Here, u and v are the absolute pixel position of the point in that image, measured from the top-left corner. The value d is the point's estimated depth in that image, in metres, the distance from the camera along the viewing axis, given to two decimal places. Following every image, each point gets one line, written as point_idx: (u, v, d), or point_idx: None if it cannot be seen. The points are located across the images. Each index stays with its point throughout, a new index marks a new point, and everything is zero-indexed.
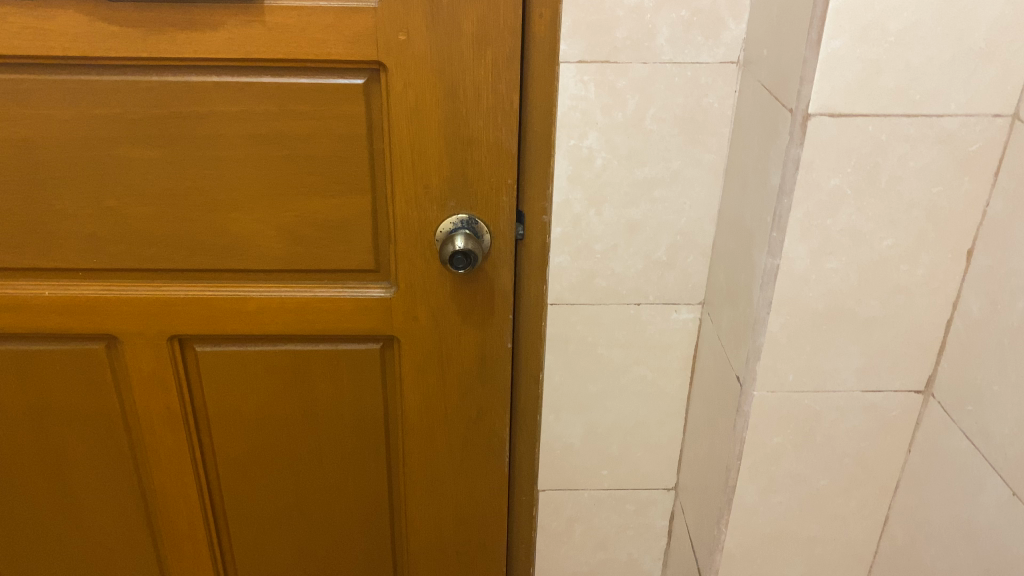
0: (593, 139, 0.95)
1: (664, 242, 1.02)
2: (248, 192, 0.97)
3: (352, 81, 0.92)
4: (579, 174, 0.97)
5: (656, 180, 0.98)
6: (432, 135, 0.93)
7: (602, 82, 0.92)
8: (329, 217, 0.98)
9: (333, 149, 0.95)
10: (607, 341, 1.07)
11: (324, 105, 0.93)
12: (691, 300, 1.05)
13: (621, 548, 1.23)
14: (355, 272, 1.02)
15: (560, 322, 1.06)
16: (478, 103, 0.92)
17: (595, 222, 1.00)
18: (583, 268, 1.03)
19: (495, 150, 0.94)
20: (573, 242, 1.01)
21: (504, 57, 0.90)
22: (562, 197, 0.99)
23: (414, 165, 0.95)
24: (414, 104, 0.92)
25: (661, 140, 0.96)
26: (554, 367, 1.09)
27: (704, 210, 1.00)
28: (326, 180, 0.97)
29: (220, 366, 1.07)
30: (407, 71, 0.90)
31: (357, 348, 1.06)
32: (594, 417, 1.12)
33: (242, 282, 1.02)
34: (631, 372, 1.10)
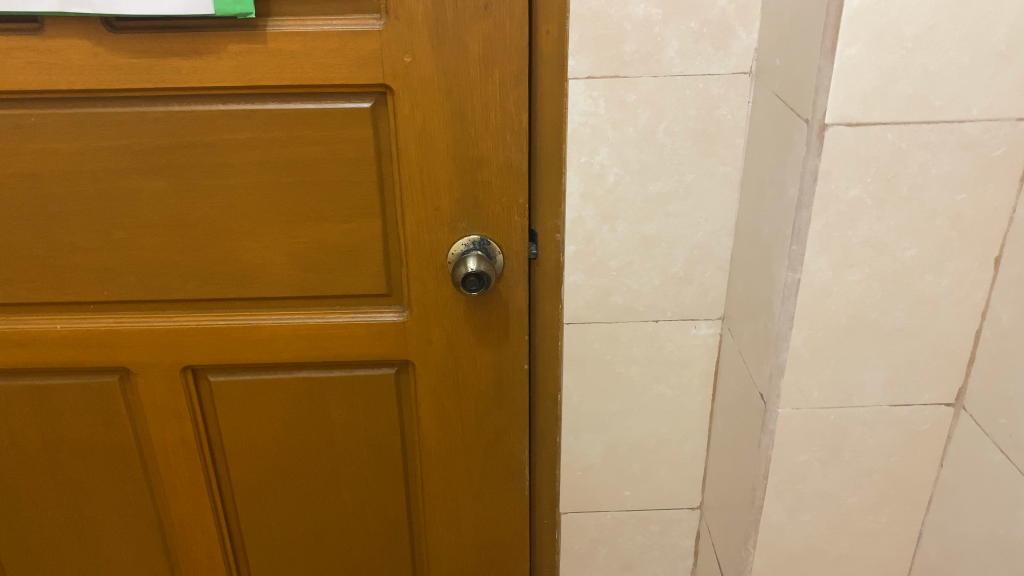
0: (604, 155, 0.94)
1: (681, 257, 1.00)
2: (256, 220, 0.96)
3: (358, 104, 0.91)
4: (591, 191, 0.96)
5: (670, 194, 0.96)
6: (440, 157, 0.92)
7: (612, 97, 0.91)
8: (339, 242, 0.97)
9: (341, 174, 0.94)
10: (625, 359, 1.06)
11: (331, 130, 0.92)
12: (710, 316, 1.03)
13: (646, 569, 1.21)
14: (367, 297, 1.01)
15: (577, 341, 1.04)
16: (486, 122, 0.90)
17: (609, 239, 0.98)
18: (599, 286, 1.01)
19: (504, 169, 0.93)
20: (587, 259, 0.99)
21: (511, 75, 0.88)
22: (574, 215, 0.97)
23: (424, 187, 0.94)
24: (422, 126, 0.90)
25: (674, 154, 0.94)
26: (572, 387, 1.07)
27: (721, 223, 0.98)
28: (335, 205, 0.95)
29: (234, 395, 1.05)
30: (414, 93, 0.89)
31: (372, 374, 1.05)
32: (614, 436, 1.10)
33: (254, 310, 1.01)
34: (651, 390, 1.08)
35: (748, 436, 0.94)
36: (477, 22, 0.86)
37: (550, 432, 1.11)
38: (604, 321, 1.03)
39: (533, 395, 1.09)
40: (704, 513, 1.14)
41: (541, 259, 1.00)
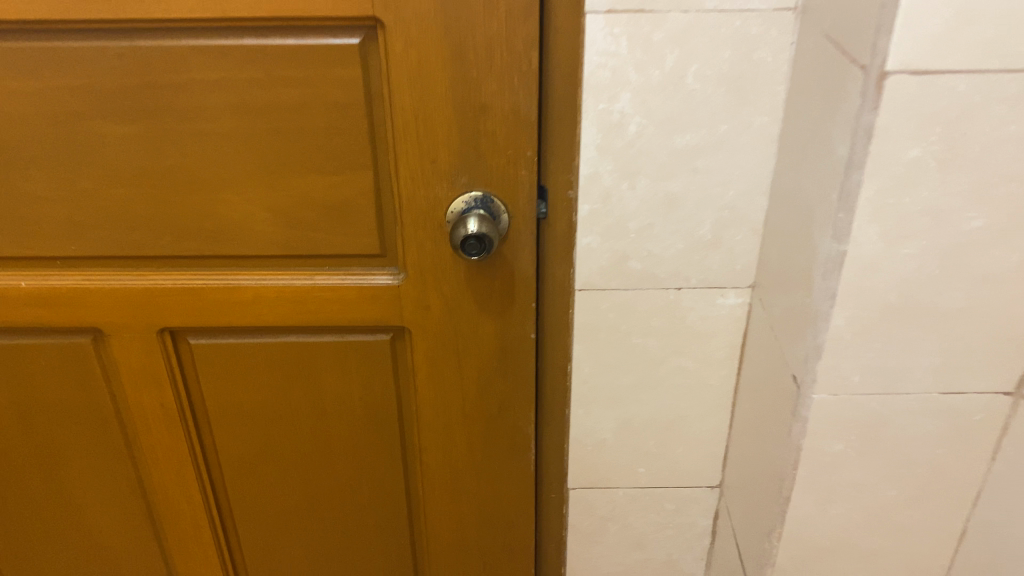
0: (625, 102, 0.82)
1: (708, 219, 0.89)
2: (236, 170, 0.86)
3: (345, 41, 0.80)
4: (609, 143, 0.85)
5: (699, 148, 0.85)
6: (439, 103, 0.81)
7: (635, 35, 0.79)
8: (327, 196, 0.88)
9: (327, 120, 0.83)
10: (643, 329, 0.96)
11: (315, 70, 0.81)
12: (738, 284, 0.93)
13: (660, 548, 1.13)
14: (358, 257, 0.91)
15: (590, 309, 0.94)
16: (491, 63, 0.79)
17: (628, 198, 0.88)
18: (616, 250, 0.91)
19: (511, 118, 0.82)
20: (603, 220, 0.89)
21: (519, 8, 0.77)
22: (589, 170, 0.86)
23: (420, 137, 0.83)
24: (417, 67, 0.80)
25: (705, 103, 0.83)
26: (583, 358, 0.97)
27: (756, 181, 0.87)
28: (321, 155, 0.85)
29: (216, 361, 0.97)
30: (407, 28, 0.78)
31: (365, 340, 0.96)
32: (629, 411, 1.01)
33: (235, 270, 0.92)
34: (670, 362, 0.98)
35: (777, 422, 0.85)
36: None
37: (558, 405, 1.02)
38: (621, 288, 0.93)
39: (541, 365, 1.00)
40: (724, 494, 1.05)
41: (552, 219, 0.90)
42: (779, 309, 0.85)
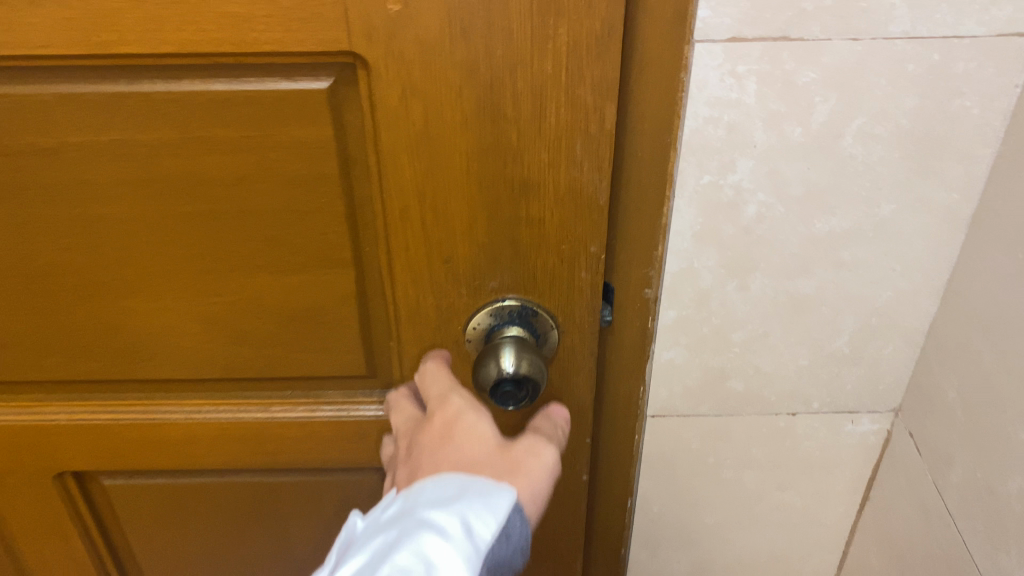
0: (744, 172, 0.53)
1: (850, 328, 0.61)
2: (144, 269, 0.57)
3: (305, 86, 0.49)
4: (713, 228, 0.56)
5: (848, 235, 0.57)
6: (455, 180, 0.51)
7: (771, 75, 0.50)
8: (285, 303, 0.58)
9: (281, 200, 0.54)
10: (738, 462, 0.69)
11: (260, 128, 0.51)
12: (877, 407, 0.66)
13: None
14: (336, 378, 0.63)
15: (667, 440, 0.67)
16: (541, 123, 0.49)
17: (734, 301, 0.60)
18: (711, 367, 0.63)
19: (566, 202, 0.52)
20: (695, 330, 0.61)
21: (591, 41, 0.46)
22: (680, 265, 0.58)
23: (424, 228, 0.54)
24: (421, 131, 0.49)
25: (865, 174, 0.54)
26: (650, 496, 0.71)
27: (925, 278, 0.59)
28: (273, 247, 0.56)
29: (143, 503, 0.70)
30: (406, 72, 0.47)
31: (348, 480, 0.69)
32: (708, 551, 0.75)
33: (156, 399, 0.64)
34: (772, 499, 0.71)
35: None
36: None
37: (611, 546, 0.75)
38: (712, 414, 0.66)
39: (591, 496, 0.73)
40: None
41: (617, 325, 0.61)
42: (957, 476, 0.59)
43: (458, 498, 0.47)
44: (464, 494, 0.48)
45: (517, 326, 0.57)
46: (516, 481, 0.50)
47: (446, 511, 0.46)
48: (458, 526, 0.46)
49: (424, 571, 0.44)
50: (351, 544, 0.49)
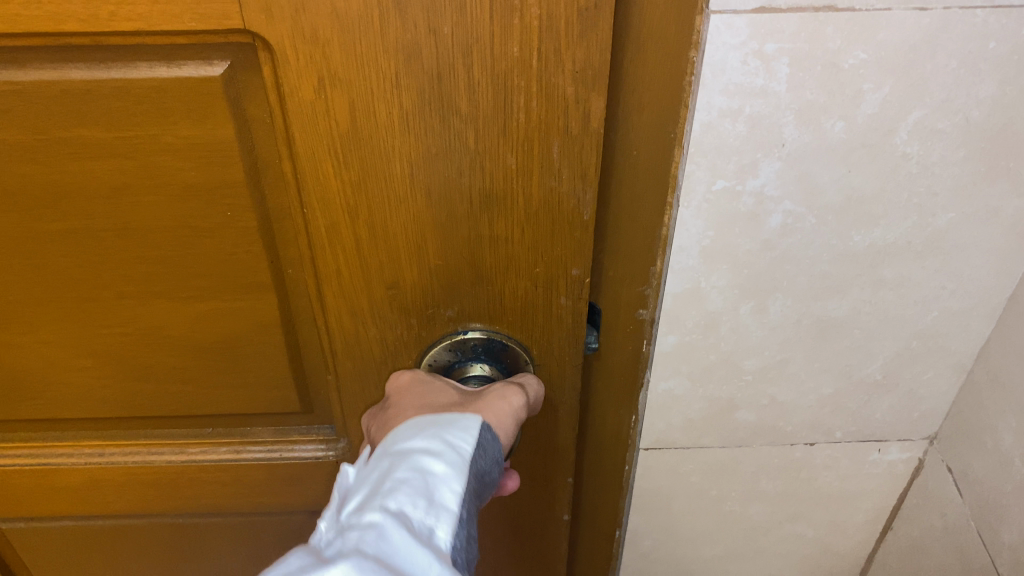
0: (767, 175, 0.43)
1: (885, 354, 0.53)
2: (8, 297, 0.45)
3: (188, 71, 0.35)
4: (729, 244, 0.46)
5: (890, 252, 0.48)
6: (392, 193, 0.37)
7: (812, 57, 0.38)
8: (191, 336, 0.46)
9: (170, 215, 0.40)
10: (743, 495, 0.63)
11: (129, 126, 0.37)
12: (908, 435, 0.59)
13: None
14: (266, 416, 0.52)
15: (665, 472, 0.61)
16: (507, 121, 0.35)
17: (750, 326, 0.51)
18: (718, 398, 0.55)
19: (537, 218, 0.39)
20: (700, 358, 0.53)
21: (573, 13, 0.32)
22: (685, 286, 0.48)
23: (354, 253, 0.40)
24: (345, 133, 0.35)
25: (917, 180, 0.44)
26: (642, 530, 0.66)
27: (975, 290, 0.50)
28: (168, 272, 0.43)
29: (43, 550, 0.61)
30: (324, 55, 0.33)
31: (288, 522, 0.59)
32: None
33: (42, 440, 0.53)
34: (778, 531, 0.66)
35: None
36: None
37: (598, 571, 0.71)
38: (718, 445, 0.59)
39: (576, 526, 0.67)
40: None
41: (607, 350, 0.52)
42: (1010, 538, 0.51)
43: (428, 425, 0.39)
44: (434, 421, 0.39)
45: (484, 363, 0.45)
46: (479, 406, 0.40)
47: (423, 437, 0.38)
48: (446, 446, 0.37)
49: (424, 482, 0.36)
50: (334, 504, 0.39)
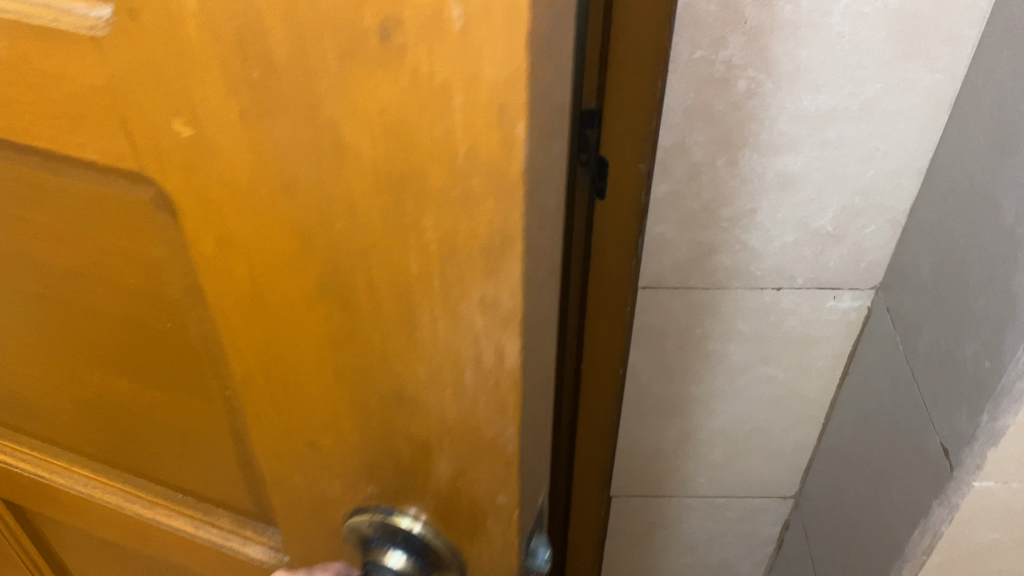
0: (735, 48, 0.50)
1: (834, 205, 0.58)
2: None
3: (113, 189, 0.29)
4: (705, 105, 0.53)
5: (835, 113, 0.53)
6: (292, 377, 0.28)
7: None
8: (145, 428, 0.41)
9: (111, 313, 0.36)
10: (722, 333, 0.67)
11: (70, 223, 0.33)
12: (858, 284, 0.63)
13: (718, 549, 0.87)
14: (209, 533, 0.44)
15: (655, 309, 0.65)
16: (412, 334, 0.24)
17: (724, 178, 0.56)
18: (698, 243, 0.60)
19: (448, 424, 0.26)
20: (684, 206, 0.58)
21: (457, 190, 0.20)
22: (674, 139, 0.54)
23: (260, 426, 0.31)
24: (247, 294, 0.26)
25: (850, 48, 0.49)
26: (642, 365, 0.69)
27: (908, 149, 0.54)
28: (114, 359, 0.38)
29: (74, 565, 0.60)
30: (212, 197, 0.25)
31: None
32: (694, 421, 0.74)
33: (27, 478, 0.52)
34: (753, 372, 0.70)
35: (907, 493, 0.57)
36: (349, 33, 0.18)
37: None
38: (701, 287, 0.63)
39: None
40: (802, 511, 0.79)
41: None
42: (925, 345, 0.55)
43: None
44: None
45: (404, 553, 0.30)
46: None
47: None
48: None
49: None
50: None
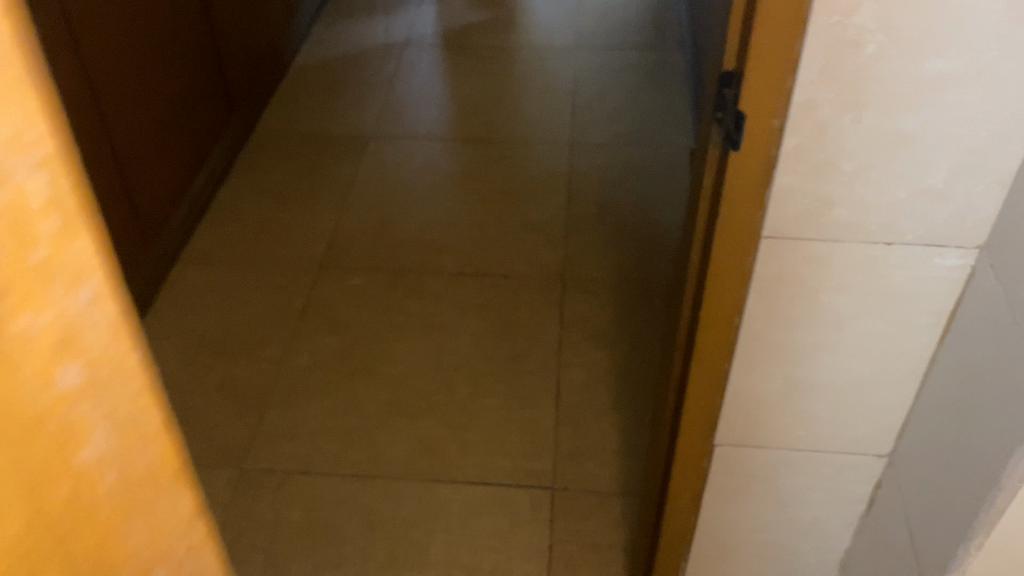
0: (867, 14, 0.52)
1: (945, 164, 0.58)
2: None
3: None
4: (836, 65, 0.54)
5: (954, 76, 0.54)
6: None
7: None
8: None
9: None
10: (833, 285, 0.66)
11: None
12: (967, 240, 0.62)
13: (807, 509, 0.86)
14: None
15: (773, 258, 0.65)
16: None
17: (847, 136, 0.57)
18: (818, 195, 0.61)
19: None
20: (810, 159, 0.59)
21: None
22: (804, 97, 0.56)
23: None
24: None
25: (970, 21, 0.51)
26: (756, 310, 0.69)
27: (1020, 122, 0.55)
28: None
29: None
30: None
31: None
32: (800, 372, 0.73)
33: None
34: (862, 324, 0.68)
35: (1003, 424, 0.58)
36: None
37: (712, 361, 0.73)
38: (817, 240, 0.63)
39: (691, 309, 0.73)
40: (898, 469, 0.78)
41: (744, 149, 0.59)
42: None
43: None
44: None
45: None
46: None
47: None
48: None
49: None
50: None
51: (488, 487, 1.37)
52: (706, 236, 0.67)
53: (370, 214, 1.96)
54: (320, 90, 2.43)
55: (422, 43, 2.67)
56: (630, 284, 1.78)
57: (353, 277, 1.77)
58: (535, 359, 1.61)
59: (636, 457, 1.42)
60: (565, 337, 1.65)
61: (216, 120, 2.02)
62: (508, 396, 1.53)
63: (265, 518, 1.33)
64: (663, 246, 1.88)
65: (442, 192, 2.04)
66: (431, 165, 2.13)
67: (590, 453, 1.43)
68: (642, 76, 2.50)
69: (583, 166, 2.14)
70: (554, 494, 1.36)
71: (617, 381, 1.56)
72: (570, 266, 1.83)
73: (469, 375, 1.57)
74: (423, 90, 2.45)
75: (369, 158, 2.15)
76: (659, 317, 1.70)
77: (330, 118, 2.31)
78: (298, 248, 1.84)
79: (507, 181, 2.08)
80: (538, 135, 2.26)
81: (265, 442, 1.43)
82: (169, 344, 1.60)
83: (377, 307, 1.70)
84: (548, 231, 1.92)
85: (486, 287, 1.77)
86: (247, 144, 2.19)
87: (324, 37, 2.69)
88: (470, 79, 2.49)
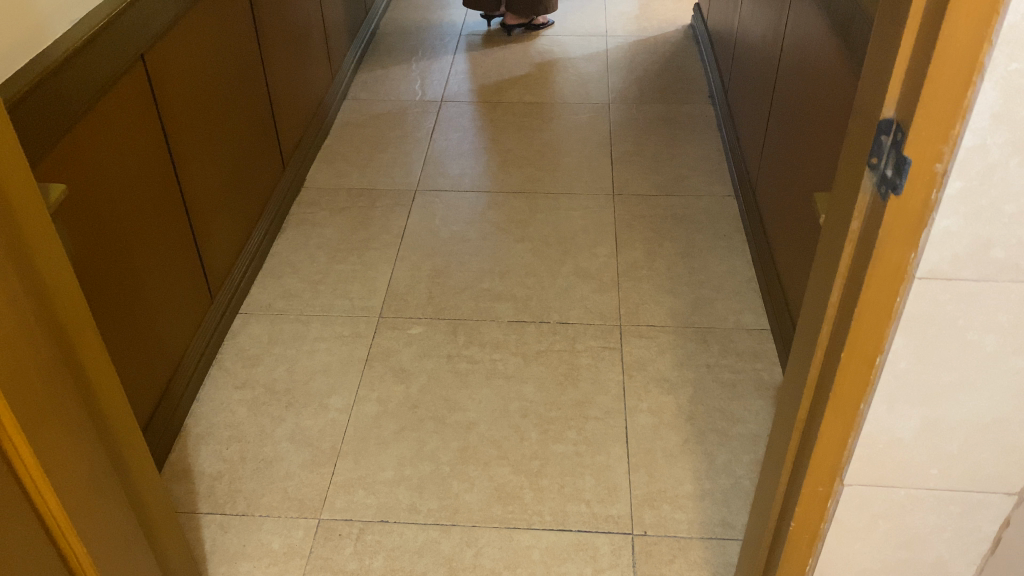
0: None
1: None
2: None
3: None
4: (1012, 109, 0.57)
5: None
6: None
7: None
8: None
9: None
10: (984, 325, 0.68)
11: None
12: None
13: (930, 548, 0.87)
14: None
15: (928, 300, 0.67)
16: None
17: (1012, 177, 0.60)
18: (978, 236, 0.63)
19: None
20: (976, 201, 0.62)
21: None
22: (974, 141, 0.59)
23: None
24: None
25: None
26: (900, 351, 0.70)
27: None
28: None
29: None
30: None
31: None
32: (941, 411, 0.74)
33: None
34: (1006, 363, 0.70)
35: None
36: None
37: (850, 402, 0.75)
38: (974, 279, 0.65)
39: (829, 350, 0.75)
40: None
41: (904, 194, 0.61)
42: None
43: None
44: None
45: None
46: None
47: None
48: None
49: None
50: None
51: (568, 534, 1.37)
52: (853, 278, 0.69)
53: (424, 265, 1.98)
54: (363, 144, 2.48)
55: (458, 99, 2.72)
56: (688, 329, 1.78)
57: (413, 327, 1.79)
58: (601, 404, 1.61)
59: (712, 501, 1.42)
60: (628, 382, 1.65)
61: (270, 178, 2.06)
62: (578, 441, 1.53)
63: (348, 568, 1.32)
64: (717, 291, 1.89)
65: (491, 242, 2.06)
66: (478, 217, 2.16)
67: (667, 498, 1.43)
68: (678, 128, 2.54)
69: (628, 216, 2.16)
70: (634, 539, 1.36)
71: (687, 426, 1.56)
72: (625, 312, 1.83)
73: (536, 421, 1.57)
74: (463, 144, 2.48)
75: (416, 210, 2.18)
76: (720, 361, 1.70)
77: (375, 171, 2.34)
78: (356, 301, 1.87)
79: (554, 231, 2.11)
80: (580, 186, 2.29)
81: (342, 492, 1.44)
82: (239, 397, 1.63)
83: (440, 356, 1.72)
84: (601, 278, 1.94)
85: (544, 333, 1.78)
86: (297, 199, 2.22)
87: (363, 95, 2.75)
88: (509, 134, 2.53)
